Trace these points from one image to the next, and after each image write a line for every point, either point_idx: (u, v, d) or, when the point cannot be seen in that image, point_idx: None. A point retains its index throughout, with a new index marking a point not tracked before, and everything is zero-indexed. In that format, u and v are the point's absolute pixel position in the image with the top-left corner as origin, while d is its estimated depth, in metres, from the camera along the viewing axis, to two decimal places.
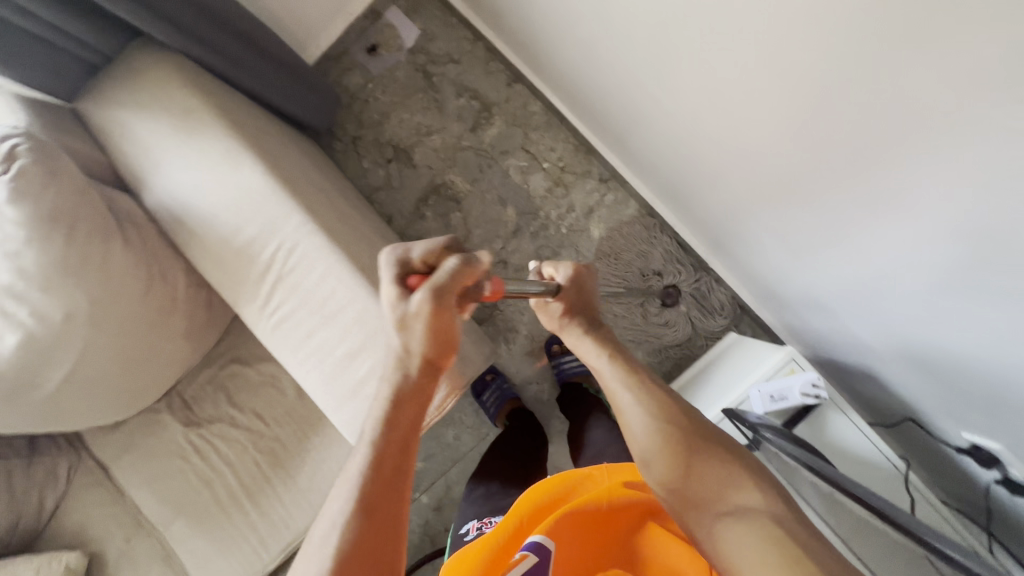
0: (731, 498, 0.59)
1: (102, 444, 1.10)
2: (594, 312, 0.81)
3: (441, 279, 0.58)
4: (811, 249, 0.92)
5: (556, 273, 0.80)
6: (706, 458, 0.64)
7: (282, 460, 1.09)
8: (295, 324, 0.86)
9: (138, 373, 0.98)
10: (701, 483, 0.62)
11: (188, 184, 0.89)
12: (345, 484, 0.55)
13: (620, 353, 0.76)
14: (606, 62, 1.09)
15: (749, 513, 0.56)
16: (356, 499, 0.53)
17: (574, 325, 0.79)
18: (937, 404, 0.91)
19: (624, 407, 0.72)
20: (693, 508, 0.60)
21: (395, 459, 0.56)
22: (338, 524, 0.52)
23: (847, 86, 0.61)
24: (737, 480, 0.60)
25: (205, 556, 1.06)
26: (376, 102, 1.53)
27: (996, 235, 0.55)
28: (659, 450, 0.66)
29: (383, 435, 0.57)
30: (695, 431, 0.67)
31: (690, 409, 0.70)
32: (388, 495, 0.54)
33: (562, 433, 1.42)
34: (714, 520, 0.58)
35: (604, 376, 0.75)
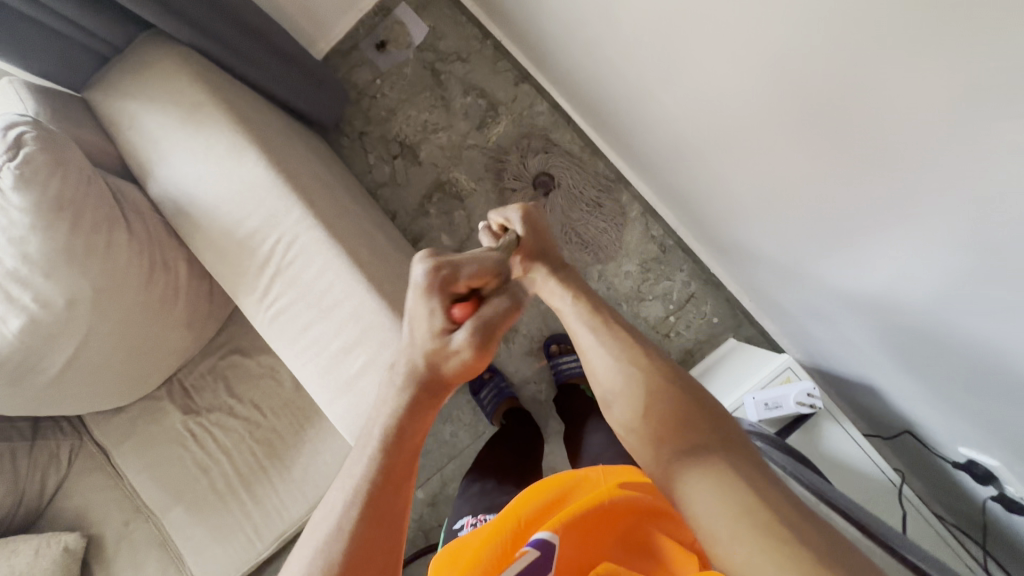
0: (687, 438, 0.56)
1: (103, 428, 1.12)
2: (554, 253, 0.76)
3: (486, 321, 0.58)
4: (811, 256, 0.92)
5: (507, 219, 0.76)
6: (664, 396, 0.60)
7: (278, 450, 1.10)
8: (293, 316, 0.87)
9: (139, 360, 1.00)
10: (658, 421, 0.59)
11: (192, 176, 0.90)
12: (348, 488, 0.52)
13: (584, 293, 0.72)
14: (611, 63, 1.09)
15: (705, 454, 0.53)
16: (362, 507, 0.50)
17: (534, 267, 0.75)
18: (936, 417, 0.90)
19: (585, 347, 0.68)
20: (651, 449, 0.58)
21: (405, 468, 0.54)
22: (341, 532, 0.49)
23: (847, 95, 0.61)
24: (696, 421, 0.57)
25: (202, 542, 1.07)
26: (383, 98, 1.54)
27: (996, 249, 0.55)
28: (619, 392, 0.63)
29: (396, 440, 0.55)
30: (653, 367, 0.63)
31: (652, 349, 0.66)
32: (395, 505, 0.52)
33: (559, 433, 1.42)
34: (670, 459, 0.55)
35: (564, 314, 0.72)
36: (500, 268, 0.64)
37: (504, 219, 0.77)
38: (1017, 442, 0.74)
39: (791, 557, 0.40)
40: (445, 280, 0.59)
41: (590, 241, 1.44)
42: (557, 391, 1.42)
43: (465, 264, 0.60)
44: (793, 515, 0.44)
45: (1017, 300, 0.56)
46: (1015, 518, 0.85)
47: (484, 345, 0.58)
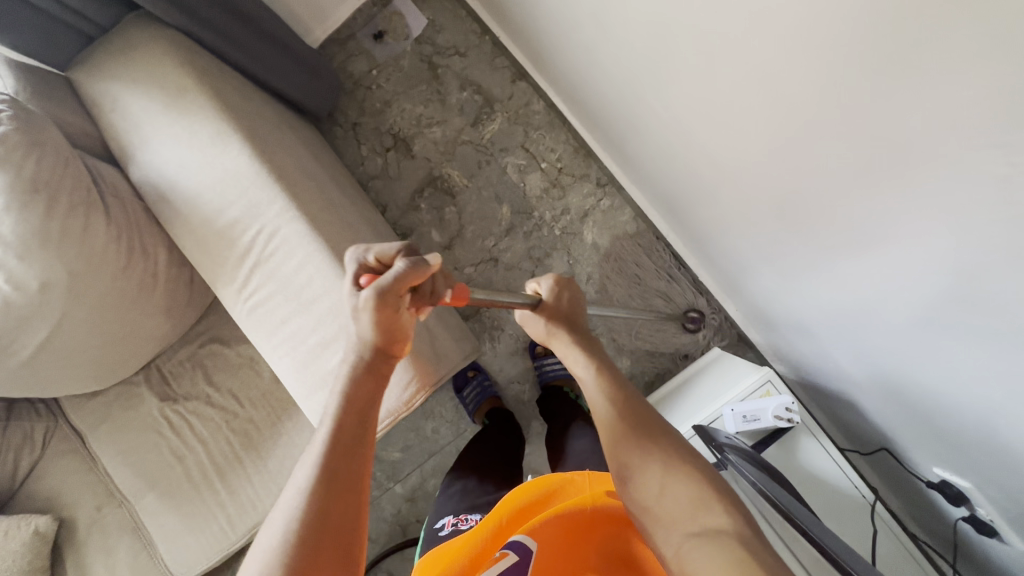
0: (699, 520, 0.52)
1: (77, 411, 1.11)
2: (581, 322, 0.78)
3: (387, 277, 0.57)
4: (795, 271, 0.91)
5: (539, 285, 0.80)
6: (683, 477, 0.58)
7: (254, 441, 1.09)
8: (272, 309, 0.86)
9: (115, 346, 0.99)
10: (674, 502, 0.55)
11: (174, 162, 0.89)
12: (310, 454, 0.55)
13: (607, 365, 0.72)
14: (606, 68, 1.08)
15: (715, 536, 0.50)
16: (317, 465, 0.53)
17: (560, 334, 0.77)
18: (912, 437, 0.90)
19: (604, 419, 0.67)
20: (663, 529, 0.54)
21: (355, 426, 0.57)
22: (301, 491, 0.52)
23: (835, 114, 0.60)
24: (709, 503, 0.54)
25: (174, 529, 1.07)
26: (379, 89, 1.52)
27: (980, 278, 0.54)
28: (634, 467, 0.60)
29: (345, 410, 0.58)
30: (671, 447, 0.61)
31: (673, 430, 0.65)
32: (348, 459, 0.54)
33: (541, 434, 1.42)
34: (683, 542, 0.51)
35: (586, 388, 0.72)
36: (412, 245, 0.64)
37: (537, 285, 0.81)
38: (991, 467, 0.74)
39: None
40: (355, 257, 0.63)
41: (581, 244, 1.44)
42: (540, 392, 1.42)
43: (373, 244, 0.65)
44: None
45: (991, 327, 0.56)
46: (985, 540, 0.85)
47: (384, 301, 0.58)
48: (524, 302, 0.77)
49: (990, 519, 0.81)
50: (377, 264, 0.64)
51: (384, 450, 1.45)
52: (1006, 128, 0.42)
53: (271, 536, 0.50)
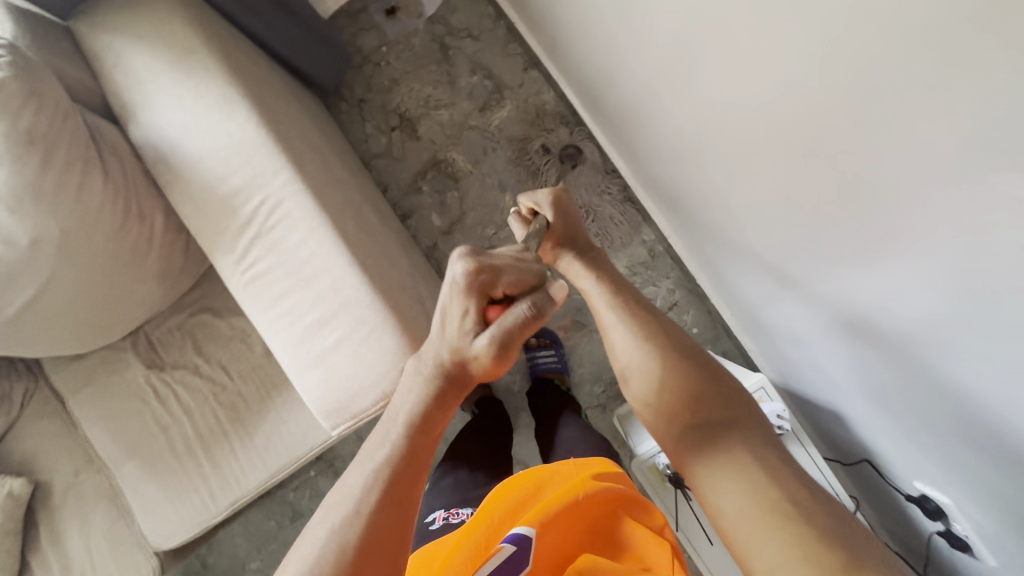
0: (697, 412, 0.57)
1: (60, 373, 1.09)
2: (583, 238, 0.78)
3: (507, 327, 0.56)
4: (797, 281, 0.92)
5: (539, 204, 0.78)
6: (678, 370, 0.61)
7: (241, 415, 1.08)
8: (270, 282, 0.85)
9: (103, 309, 0.96)
10: (675, 397, 0.60)
11: (177, 124, 0.86)
12: (373, 466, 0.52)
13: (607, 275, 0.74)
14: (622, 61, 1.07)
15: (715, 430, 0.55)
16: (384, 491, 0.50)
17: (564, 254, 0.77)
18: (897, 451, 0.92)
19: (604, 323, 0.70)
20: (663, 421, 0.60)
21: (426, 458, 0.54)
22: (356, 513, 0.48)
23: (854, 129, 0.60)
24: (705, 395, 0.58)
25: (154, 498, 1.05)
26: (387, 66, 1.49)
27: (989, 303, 0.54)
28: (634, 368, 0.64)
29: (419, 433, 0.55)
30: (668, 343, 0.63)
31: (667, 322, 0.67)
32: (413, 489, 0.52)
33: (529, 425, 1.42)
34: (682, 433, 0.57)
35: (589, 300, 0.73)
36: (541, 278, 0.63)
37: (537, 203, 0.79)
38: (976, 487, 0.75)
39: (798, 547, 0.42)
40: (482, 283, 0.58)
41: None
42: (530, 383, 1.42)
43: (507, 271, 0.60)
44: (800, 497, 0.47)
45: (988, 349, 0.57)
46: (957, 554, 0.88)
47: (503, 350, 0.57)
48: (535, 229, 0.75)
49: (965, 535, 0.83)
50: (501, 295, 0.60)
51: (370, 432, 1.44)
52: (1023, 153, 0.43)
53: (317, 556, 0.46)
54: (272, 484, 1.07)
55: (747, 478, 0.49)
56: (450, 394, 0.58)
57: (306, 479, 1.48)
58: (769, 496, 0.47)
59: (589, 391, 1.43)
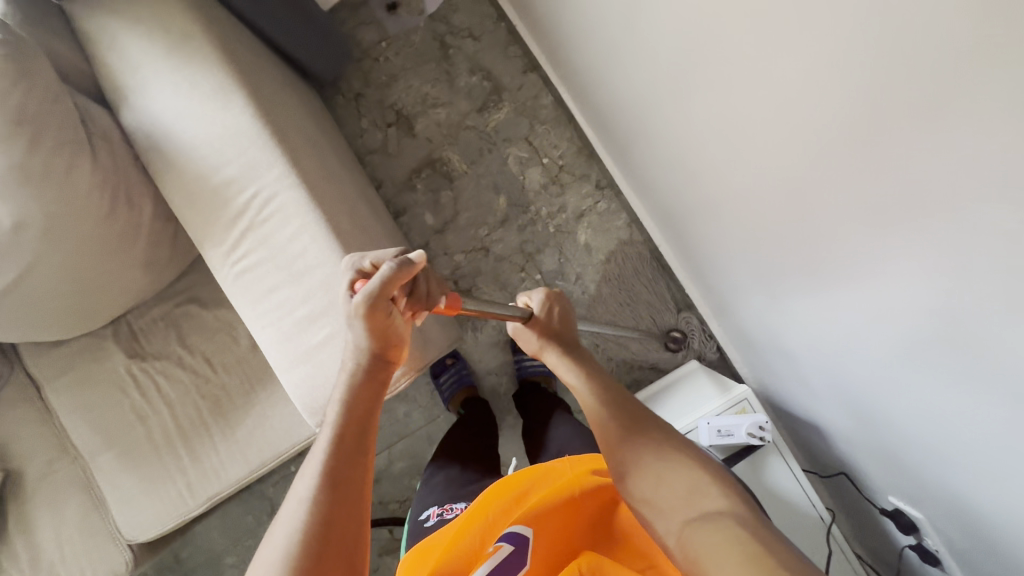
0: (697, 505, 0.54)
1: (36, 359, 1.06)
2: (573, 336, 0.79)
3: (375, 282, 0.59)
4: (785, 295, 0.93)
5: (530, 300, 0.81)
6: (677, 467, 0.58)
7: (224, 409, 1.06)
8: (260, 275, 0.83)
9: (86, 296, 0.94)
10: (672, 489, 0.56)
11: (171, 111, 0.85)
12: (312, 463, 0.55)
13: (599, 374, 0.72)
14: (624, 71, 1.07)
15: (714, 517, 0.51)
16: (321, 476, 0.54)
17: (552, 348, 0.77)
18: (873, 465, 0.95)
19: (599, 423, 0.67)
20: (663, 517, 0.55)
21: (357, 438, 0.58)
22: (303, 500, 0.53)
23: (850, 151, 0.61)
24: (705, 487, 0.55)
25: (129, 491, 1.03)
26: (386, 62, 1.48)
27: (973, 325, 0.56)
28: (630, 464, 0.61)
29: (348, 417, 0.59)
30: (664, 441, 0.62)
31: (664, 425, 0.65)
32: (351, 468, 0.55)
33: (514, 428, 1.43)
34: (683, 526, 0.52)
35: (581, 397, 0.71)
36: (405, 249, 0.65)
37: (529, 300, 0.82)
38: (951, 502, 0.77)
39: None
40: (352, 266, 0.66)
41: (575, 245, 1.43)
42: (517, 386, 1.43)
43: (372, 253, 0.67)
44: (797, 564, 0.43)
45: (969, 371, 0.59)
46: (927, 567, 0.91)
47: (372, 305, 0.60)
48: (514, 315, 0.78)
49: (936, 549, 0.86)
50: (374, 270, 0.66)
51: None
52: (1014, 187, 0.44)
53: (280, 544, 0.50)
54: (252, 480, 1.06)
55: (747, 552, 0.45)
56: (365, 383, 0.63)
57: (285, 475, 1.46)
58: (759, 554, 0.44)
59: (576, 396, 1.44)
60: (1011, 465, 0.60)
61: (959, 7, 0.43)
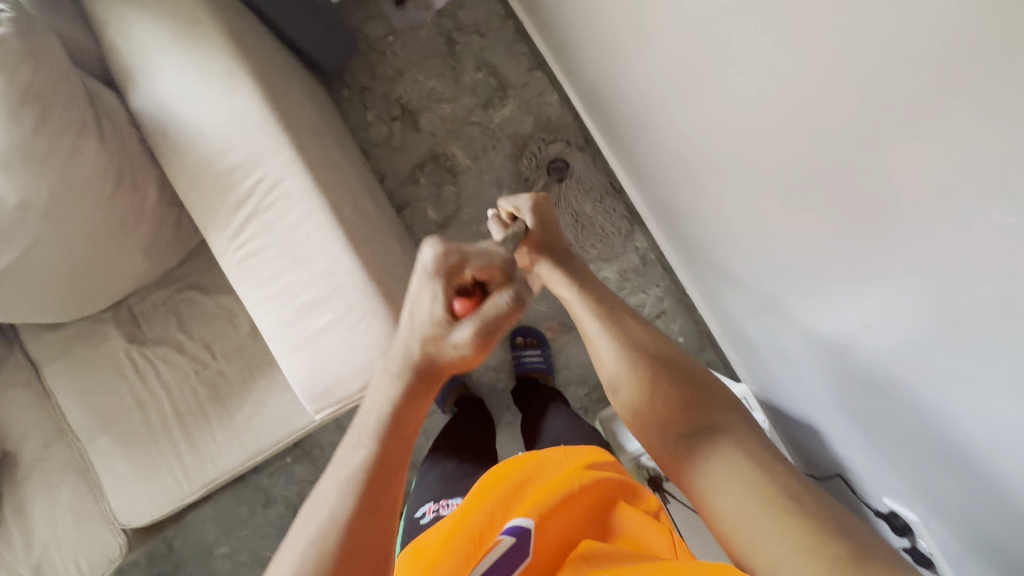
0: (697, 422, 0.58)
1: (37, 342, 1.06)
2: (561, 243, 0.74)
3: (494, 317, 0.56)
4: (785, 296, 0.94)
5: (517, 211, 0.73)
6: (676, 382, 0.62)
7: (221, 395, 1.05)
8: (263, 260, 0.84)
9: (89, 278, 0.94)
10: (672, 409, 0.60)
11: (178, 95, 0.85)
12: (345, 477, 0.51)
13: (589, 282, 0.71)
14: (628, 68, 1.08)
15: (717, 437, 0.56)
16: (360, 495, 0.49)
17: (542, 262, 0.72)
18: (869, 468, 0.95)
19: (591, 334, 0.68)
20: (662, 433, 0.60)
21: (402, 455, 0.53)
22: (335, 523, 0.48)
23: (849, 149, 0.62)
24: (703, 405, 0.59)
25: (123, 475, 1.03)
26: (392, 56, 1.49)
27: (974, 327, 0.56)
28: (627, 383, 0.63)
29: (393, 431, 0.53)
30: (660, 357, 0.64)
31: (655, 334, 0.67)
32: (390, 491, 0.51)
33: (510, 424, 1.43)
34: (685, 444, 0.57)
35: (570, 307, 0.71)
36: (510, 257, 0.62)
37: (512, 207, 0.73)
38: (945, 505, 0.78)
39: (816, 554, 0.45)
40: (449, 268, 0.57)
41: (576, 243, 1.44)
42: (514, 382, 1.43)
43: (472, 257, 0.59)
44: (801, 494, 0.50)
45: (965, 368, 0.60)
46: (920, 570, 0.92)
47: (485, 340, 0.56)
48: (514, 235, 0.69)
49: (929, 553, 0.86)
50: (469, 279, 0.59)
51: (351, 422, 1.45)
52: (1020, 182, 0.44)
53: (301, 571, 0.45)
54: (247, 468, 1.05)
55: (758, 488, 0.51)
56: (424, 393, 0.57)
57: (281, 467, 1.46)
58: (773, 496, 0.50)
59: (574, 394, 1.44)
60: (1010, 465, 0.60)
61: (965, 3, 0.43)
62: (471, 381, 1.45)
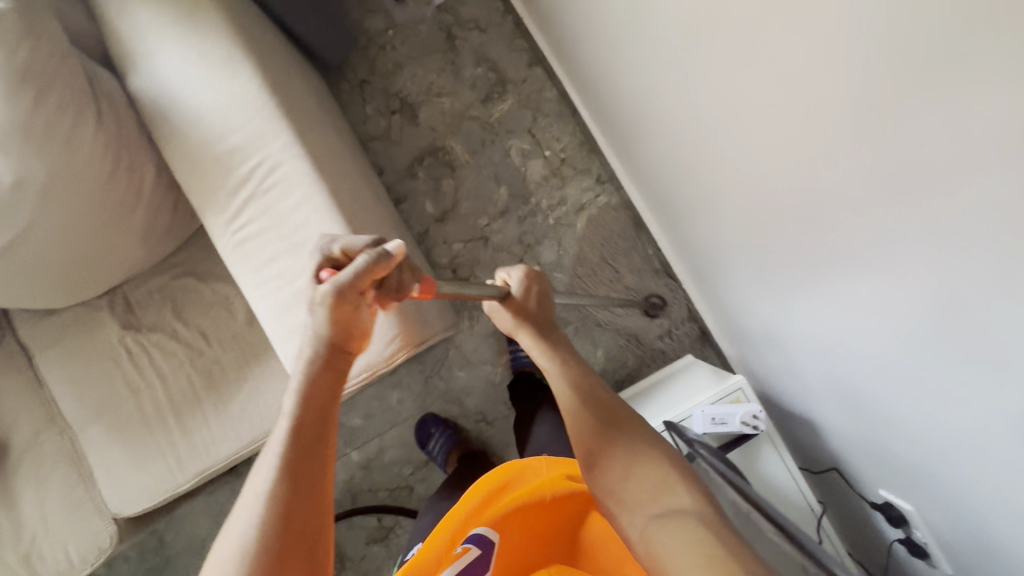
0: (662, 500, 0.58)
1: (30, 329, 1.06)
2: (548, 320, 0.80)
3: (346, 273, 0.58)
4: (780, 287, 0.94)
5: (509, 277, 0.81)
6: (649, 461, 0.63)
7: (217, 383, 1.04)
8: (261, 244, 0.83)
9: (83, 262, 0.94)
10: (639, 485, 0.61)
11: (177, 77, 0.85)
12: (268, 458, 0.55)
13: (571, 359, 0.76)
14: (626, 63, 1.08)
15: (677, 514, 0.55)
16: (281, 470, 0.54)
17: (524, 330, 0.79)
18: (866, 461, 0.94)
19: (568, 407, 0.71)
20: (629, 510, 0.59)
21: (314, 428, 0.58)
22: (257, 498, 0.53)
23: (840, 139, 0.62)
24: (672, 484, 0.59)
25: (118, 463, 1.02)
26: (392, 50, 1.49)
27: (967, 312, 0.56)
28: (602, 458, 0.65)
29: (304, 407, 0.58)
30: (638, 438, 0.66)
31: (637, 419, 0.69)
32: (306, 462, 0.55)
33: (505, 417, 1.44)
34: (648, 521, 0.57)
35: (552, 378, 0.75)
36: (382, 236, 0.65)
37: (508, 277, 0.82)
38: (943, 495, 0.77)
39: None
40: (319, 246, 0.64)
41: (604, 281, 1.43)
42: (511, 377, 1.43)
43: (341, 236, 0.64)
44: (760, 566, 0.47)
45: (965, 353, 0.59)
46: (915, 562, 0.93)
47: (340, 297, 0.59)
48: (491, 293, 0.77)
49: (925, 542, 0.87)
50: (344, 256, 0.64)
51: (346, 415, 1.46)
52: None
53: (231, 546, 0.50)
54: (242, 458, 1.03)
55: (707, 553, 0.49)
56: (328, 366, 0.61)
57: None
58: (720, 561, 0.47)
59: None
60: (1011, 454, 0.60)
61: None
62: (468, 376, 1.46)
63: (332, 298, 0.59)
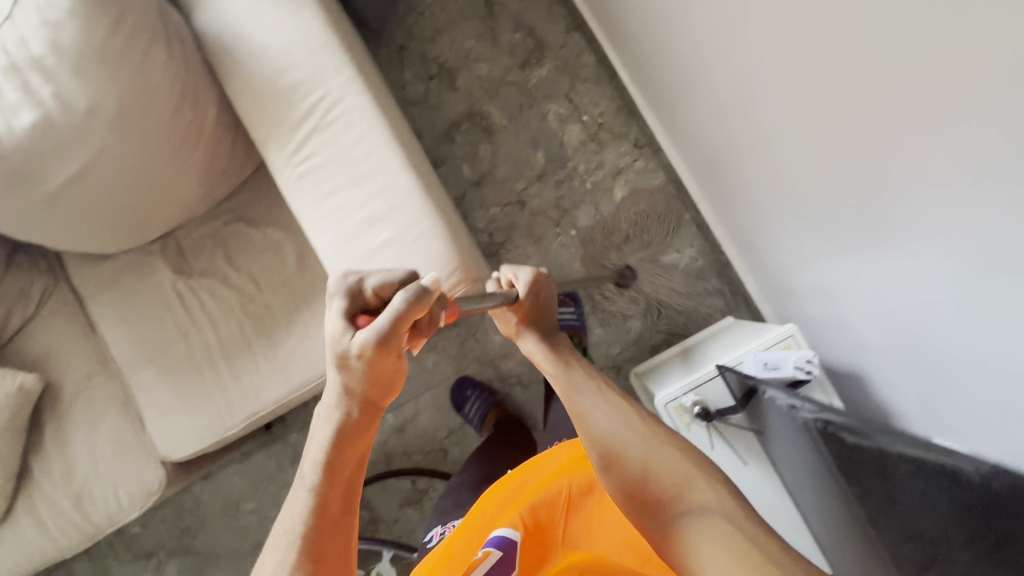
0: (685, 499, 0.58)
1: (84, 274, 1.07)
2: (550, 321, 0.78)
3: (385, 321, 0.55)
4: (824, 237, 0.93)
5: (515, 278, 0.77)
6: (669, 461, 0.63)
7: (266, 327, 1.05)
8: (323, 176, 0.84)
9: (142, 199, 0.96)
10: (660, 484, 0.61)
11: (244, 13, 0.86)
12: (292, 526, 0.58)
13: (577, 362, 0.76)
14: (665, 19, 1.08)
15: (706, 513, 0.56)
16: (302, 547, 0.56)
17: (527, 334, 0.78)
18: (919, 407, 0.91)
19: (580, 411, 0.70)
20: (650, 513, 0.59)
21: (340, 500, 0.59)
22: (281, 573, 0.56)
23: (899, 49, 0.60)
24: (694, 482, 0.60)
25: (168, 405, 1.04)
26: (430, 16, 1.50)
27: None
28: (616, 458, 0.64)
29: (329, 479, 0.59)
30: (654, 438, 0.65)
31: (646, 416, 0.69)
32: (330, 535, 0.57)
33: (541, 381, 1.44)
34: (674, 521, 0.57)
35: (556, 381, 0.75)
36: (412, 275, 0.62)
37: (514, 277, 0.78)
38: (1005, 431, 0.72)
39: None
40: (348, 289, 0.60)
41: (639, 252, 1.40)
42: None
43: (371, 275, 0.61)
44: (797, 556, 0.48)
45: None
46: None
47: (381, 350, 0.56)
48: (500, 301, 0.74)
49: None
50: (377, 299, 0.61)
51: None
52: None
53: None
54: (291, 402, 1.04)
55: (739, 555, 0.51)
56: (359, 423, 0.61)
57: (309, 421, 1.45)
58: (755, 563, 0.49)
59: (607, 352, 1.43)
60: None
61: None
62: (504, 340, 1.45)
63: (373, 349, 0.55)
